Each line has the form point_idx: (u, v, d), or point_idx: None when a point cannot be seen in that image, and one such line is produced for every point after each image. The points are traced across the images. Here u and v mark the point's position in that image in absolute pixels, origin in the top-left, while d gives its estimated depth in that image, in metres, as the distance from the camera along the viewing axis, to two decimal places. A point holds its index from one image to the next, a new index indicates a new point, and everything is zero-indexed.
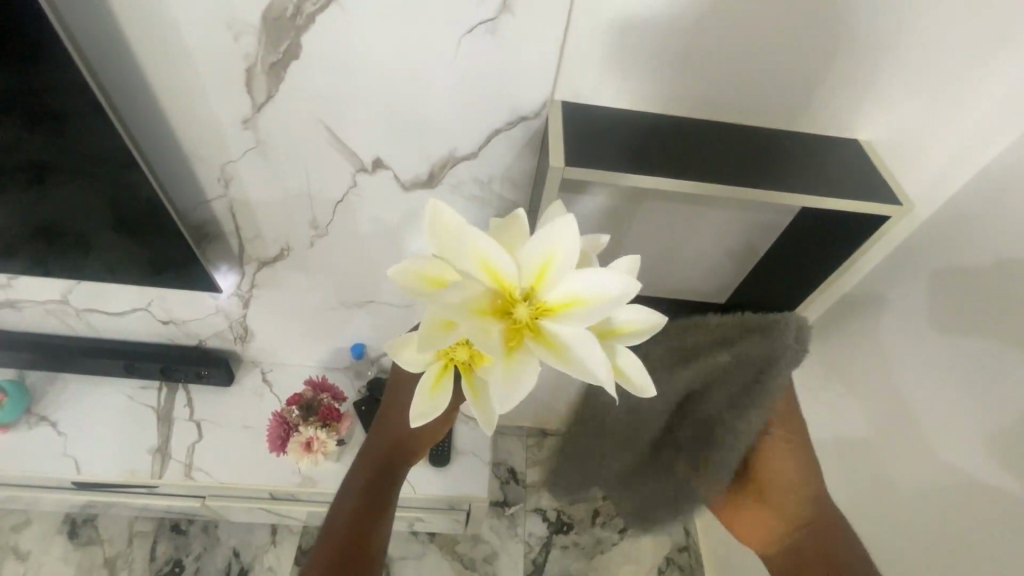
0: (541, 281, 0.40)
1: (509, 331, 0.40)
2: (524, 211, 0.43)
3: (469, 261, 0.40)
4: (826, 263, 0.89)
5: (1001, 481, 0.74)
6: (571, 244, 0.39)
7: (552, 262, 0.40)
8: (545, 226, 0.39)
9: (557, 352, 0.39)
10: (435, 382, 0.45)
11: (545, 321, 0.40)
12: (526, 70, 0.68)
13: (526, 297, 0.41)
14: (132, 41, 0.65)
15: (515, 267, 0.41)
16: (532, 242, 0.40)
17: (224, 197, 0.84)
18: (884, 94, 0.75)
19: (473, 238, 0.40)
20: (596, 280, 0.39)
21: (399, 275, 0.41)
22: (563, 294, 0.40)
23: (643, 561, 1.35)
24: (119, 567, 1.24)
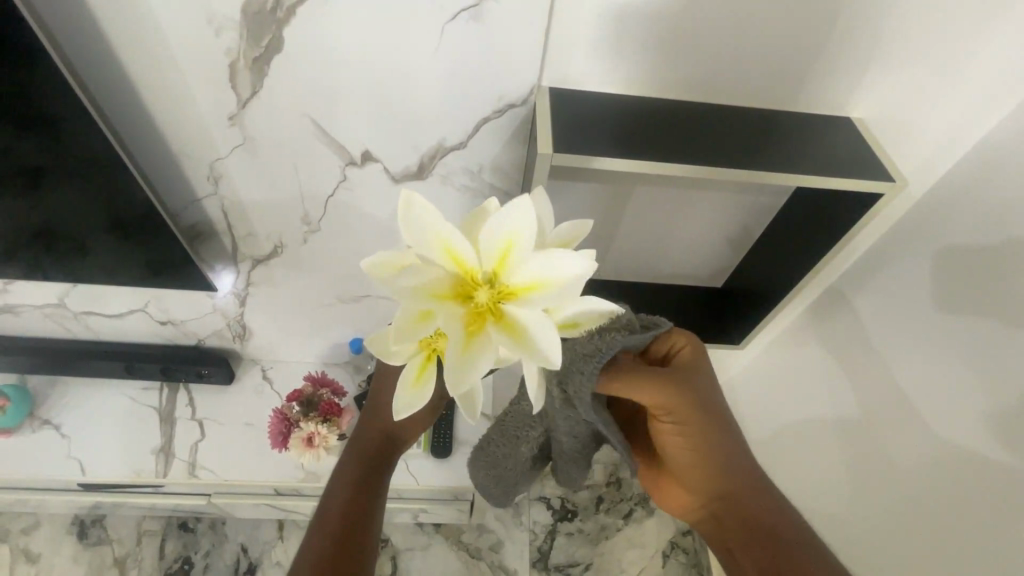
0: (503, 265, 0.40)
1: (471, 315, 0.40)
2: (493, 200, 0.43)
3: (431, 246, 0.40)
4: (820, 243, 0.88)
5: (999, 458, 0.74)
6: (530, 225, 0.38)
7: (512, 244, 0.39)
8: (505, 208, 0.38)
9: (515, 336, 0.39)
10: (417, 374, 0.45)
11: (505, 305, 0.40)
12: (511, 56, 0.67)
13: (489, 282, 0.40)
14: (113, 41, 0.64)
15: (477, 250, 0.40)
16: (490, 226, 0.39)
17: (215, 195, 0.83)
18: (876, 69, 0.74)
19: (434, 222, 0.40)
20: (554, 263, 0.39)
21: (371, 266, 0.41)
22: (525, 277, 0.40)
23: (646, 545, 1.36)
24: (128, 566, 1.26)
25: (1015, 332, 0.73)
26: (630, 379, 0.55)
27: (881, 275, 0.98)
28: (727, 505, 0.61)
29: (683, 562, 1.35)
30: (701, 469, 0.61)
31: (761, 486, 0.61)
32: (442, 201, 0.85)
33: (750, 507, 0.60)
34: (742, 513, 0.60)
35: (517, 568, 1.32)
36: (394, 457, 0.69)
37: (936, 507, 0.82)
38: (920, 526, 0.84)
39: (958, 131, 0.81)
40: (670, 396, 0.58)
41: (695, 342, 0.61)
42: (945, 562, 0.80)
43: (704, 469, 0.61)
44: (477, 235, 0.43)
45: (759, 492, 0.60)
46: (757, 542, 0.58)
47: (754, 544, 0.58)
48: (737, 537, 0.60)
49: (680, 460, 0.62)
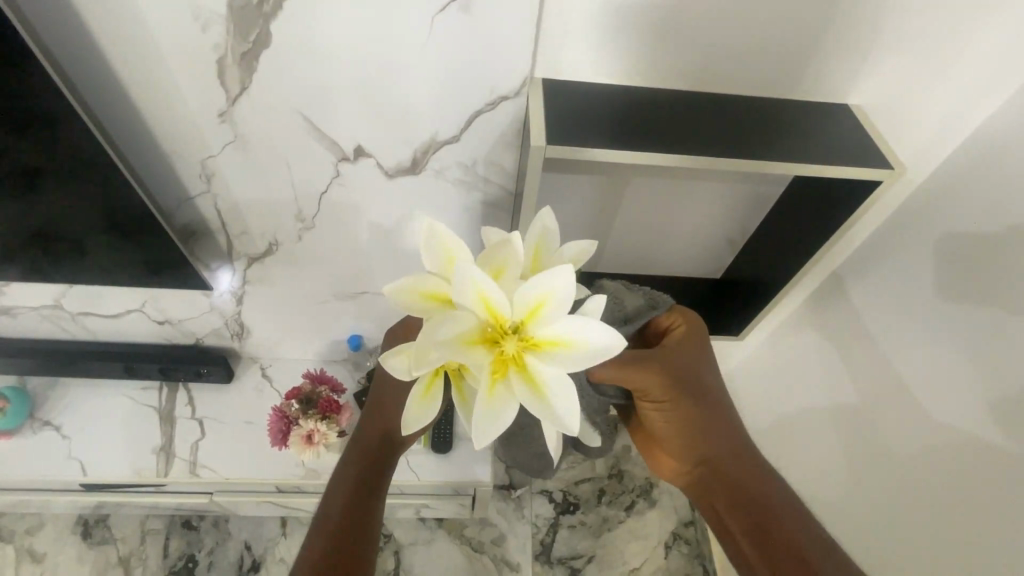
0: (532, 318, 0.41)
1: (496, 363, 0.41)
2: (520, 234, 0.42)
3: (465, 293, 0.40)
4: (817, 231, 0.88)
5: (999, 446, 0.73)
6: (569, 294, 0.39)
7: (546, 304, 0.40)
8: (546, 273, 0.39)
9: (537, 390, 0.41)
10: (425, 392, 0.45)
11: (529, 356, 0.41)
12: (501, 49, 0.66)
13: (516, 330, 0.41)
14: (100, 40, 0.64)
15: (510, 302, 0.40)
16: (528, 284, 0.39)
17: (208, 193, 0.83)
18: (872, 55, 0.73)
19: (471, 272, 0.39)
20: (585, 330, 0.40)
21: (397, 291, 0.42)
22: (552, 335, 0.41)
23: (649, 537, 1.36)
24: (132, 565, 1.26)
25: (1016, 319, 0.73)
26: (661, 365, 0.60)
27: (881, 263, 0.97)
28: (712, 471, 0.63)
29: (685, 553, 1.36)
30: (689, 444, 0.64)
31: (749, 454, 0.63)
32: (437, 196, 0.85)
33: (735, 473, 0.62)
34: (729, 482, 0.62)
35: (520, 561, 1.32)
36: (394, 458, 0.69)
37: (936, 497, 0.82)
38: (919, 514, 0.85)
39: (958, 116, 0.80)
40: (662, 378, 0.61)
41: (686, 325, 0.66)
42: (945, 550, 0.80)
43: (687, 441, 0.64)
44: (502, 272, 0.42)
45: (746, 459, 0.63)
46: (745, 509, 0.61)
47: (742, 506, 0.61)
48: (726, 501, 0.62)
49: (666, 438, 0.65)
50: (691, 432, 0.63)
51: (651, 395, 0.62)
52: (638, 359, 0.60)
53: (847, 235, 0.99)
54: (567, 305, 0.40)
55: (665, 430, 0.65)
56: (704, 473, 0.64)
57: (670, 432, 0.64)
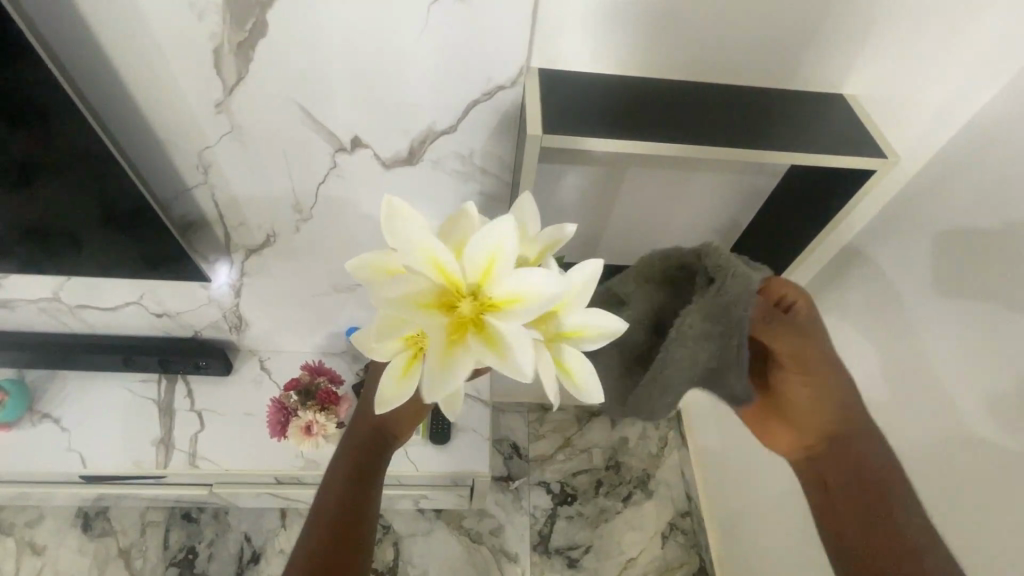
0: (486, 278, 0.41)
1: (451, 324, 0.41)
2: (473, 204, 0.44)
3: (417, 258, 0.42)
4: (813, 221, 0.88)
5: (992, 431, 0.74)
6: (512, 243, 0.40)
7: (495, 259, 0.41)
8: (487, 226, 0.40)
9: (494, 348, 0.40)
10: (402, 373, 0.46)
11: (486, 315, 0.41)
12: (498, 39, 0.66)
13: (472, 293, 0.42)
14: (96, 29, 0.63)
15: (462, 264, 0.42)
16: (473, 240, 0.40)
17: (205, 184, 0.83)
18: (868, 44, 0.74)
19: (420, 237, 0.42)
20: (533, 278, 0.40)
21: (357, 267, 0.43)
22: (507, 291, 0.41)
23: (646, 527, 1.38)
24: (133, 556, 1.27)
25: (1009, 307, 0.74)
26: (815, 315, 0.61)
27: (877, 253, 0.98)
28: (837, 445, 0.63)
29: (683, 542, 1.37)
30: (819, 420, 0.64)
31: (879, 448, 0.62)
32: (435, 187, 0.85)
33: (859, 453, 0.62)
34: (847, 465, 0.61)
35: (518, 552, 1.33)
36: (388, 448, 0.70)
37: (931, 484, 0.83)
38: (913, 500, 0.86)
39: (953, 106, 0.80)
40: (812, 347, 0.61)
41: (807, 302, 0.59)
42: (940, 537, 0.81)
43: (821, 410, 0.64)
44: (460, 242, 0.44)
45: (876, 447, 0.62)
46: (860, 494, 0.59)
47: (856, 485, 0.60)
48: (841, 477, 0.61)
49: (798, 407, 0.65)
50: (825, 409, 0.64)
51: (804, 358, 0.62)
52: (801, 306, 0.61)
53: (844, 224, 0.99)
54: (514, 256, 0.41)
55: (801, 401, 0.64)
56: (827, 446, 0.63)
57: (806, 401, 0.64)
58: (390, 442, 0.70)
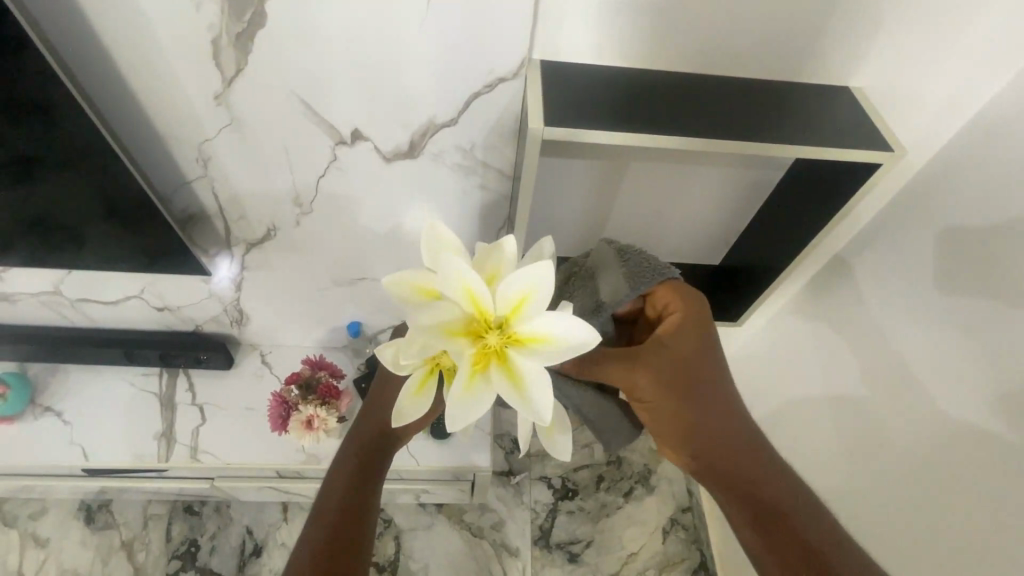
0: (515, 314, 0.45)
1: (478, 355, 0.44)
2: (512, 239, 0.47)
3: (453, 287, 0.44)
4: (817, 215, 0.87)
5: (995, 428, 0.73)
6: (549, 289, 0.43)
7: (528, 299, 0.44)
8: (526, 269, 0.43)
9: (515, 382, 0.44)
10: (418, 387, 0.50)
11: (511, 350, 0.45)
12: (500, 29, 0.65)
13: (500, 326, 0.45)
14: (94, 21, 0.63)
15: (495, 297, 0.44)
16: (510, 280, 0.43)
17: (204, 177, 0.82)
18: (874, 35, 0.73)
19: (459, 268, 0.43)
20: (561, 325, 0.44)
21: (393, 282, 0.46)
22: (533, 330, 0.45)
23: (647, 523, 1.37)
24: (136, 549, 1.28)
25: (1012, 303, 0.73)
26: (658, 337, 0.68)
27: (881, 249, 0.97)
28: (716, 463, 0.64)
29: (683, 538, 1.37)
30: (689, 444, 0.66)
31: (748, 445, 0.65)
32: (435, 180, 0.84)
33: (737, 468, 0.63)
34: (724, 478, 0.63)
35: (518, 546, 1.33)
36: (389, 454, 0.72)
37: (933, 481, 0.82)
38: (916, 498, 0.85)
39: (957, 103, 0.80)
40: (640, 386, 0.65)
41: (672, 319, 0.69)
42: (941, 533, 0.81)
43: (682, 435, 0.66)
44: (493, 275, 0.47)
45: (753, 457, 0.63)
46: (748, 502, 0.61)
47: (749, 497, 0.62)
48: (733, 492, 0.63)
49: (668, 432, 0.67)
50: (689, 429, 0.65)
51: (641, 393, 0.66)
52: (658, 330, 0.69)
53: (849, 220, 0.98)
54: (547, 300, 0.44)
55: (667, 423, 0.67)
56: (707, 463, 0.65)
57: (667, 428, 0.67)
58: (390, 447, 0.72)
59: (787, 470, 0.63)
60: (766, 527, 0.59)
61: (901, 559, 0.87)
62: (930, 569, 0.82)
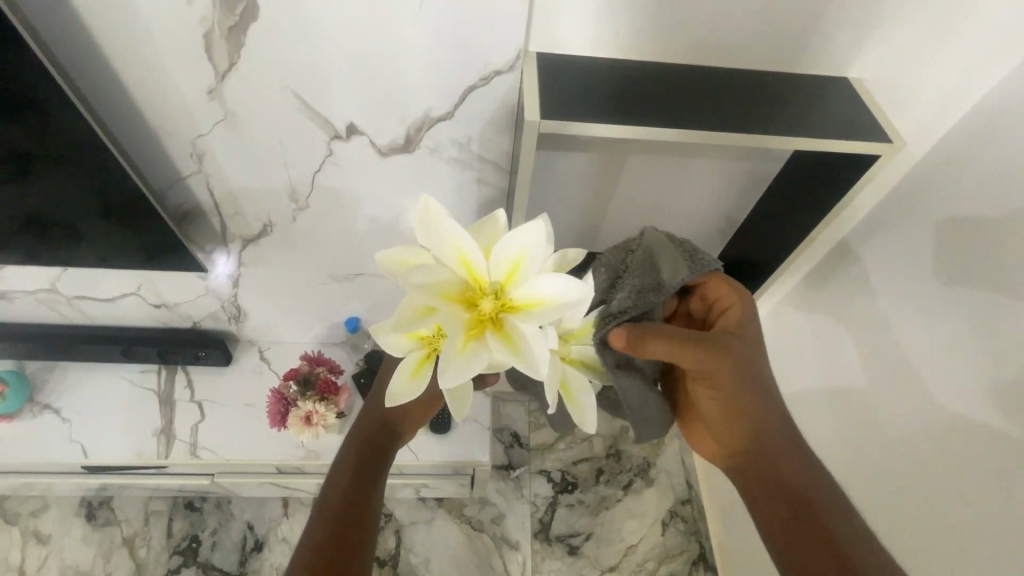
0: (509, 280, 0.46)
1: (473, 318, 0.45)
2: (503, 212, 0.48)
3: (447, 253, 0.46)
4: (817, 208, 0.87)
5: (994, 420, 0.74)
6: (539, 249, 0.44)
7: (521, 262, 0.45)
8: (516, 230, 0.44)
9: (511, 344, 0.44)
10: (414, 367, 0.50)
11: (506, 314, 0.45)
12: (495, 20, 0.64)
13: (494, 291, 0.46)
14: (84, 15, 0.62)
15: (488, 263, 0.46)
16: (502, 243, 0.44)
17: (199, 172, 0.82)
18: (873, 26, 0.72)
19: (451, 233, 0.45)
20: (555, 285, 0.44)
21: (387, 258, 0.47)
22: (528, 294, 0.45)
23: (647, 515, 1.38)
24: (137, 545, 1.28)
25: (1012, 294, 0.73)
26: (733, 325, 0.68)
27: (880, 241, 0.97)
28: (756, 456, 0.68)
29: (683, 530, 1.37)
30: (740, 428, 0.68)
31: (793, 443, 0.68)
32: (433, 174, 0.84)
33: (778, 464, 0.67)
34: (762, 473, 0.67)
35: (519, 539, 1.34)
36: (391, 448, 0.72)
37: (932, 472, 0.83)
38: (915, 489, 0.85)
39: (956, 94, 0.80)
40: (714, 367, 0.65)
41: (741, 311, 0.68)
42: (940, 524, 0.81)
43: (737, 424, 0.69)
44: (488, 246, 0.48)
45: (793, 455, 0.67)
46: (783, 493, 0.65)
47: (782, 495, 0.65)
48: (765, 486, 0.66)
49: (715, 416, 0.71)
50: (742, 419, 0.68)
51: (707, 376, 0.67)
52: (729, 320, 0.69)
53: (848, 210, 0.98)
54: (539, 262, 0.45)
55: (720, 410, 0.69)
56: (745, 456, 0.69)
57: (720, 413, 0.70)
58: (391, 441, 0.71)
59: (822, 470, 0.66)
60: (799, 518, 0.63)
61: (900, 550, 0.88)
62: (929, 558, 0.83)
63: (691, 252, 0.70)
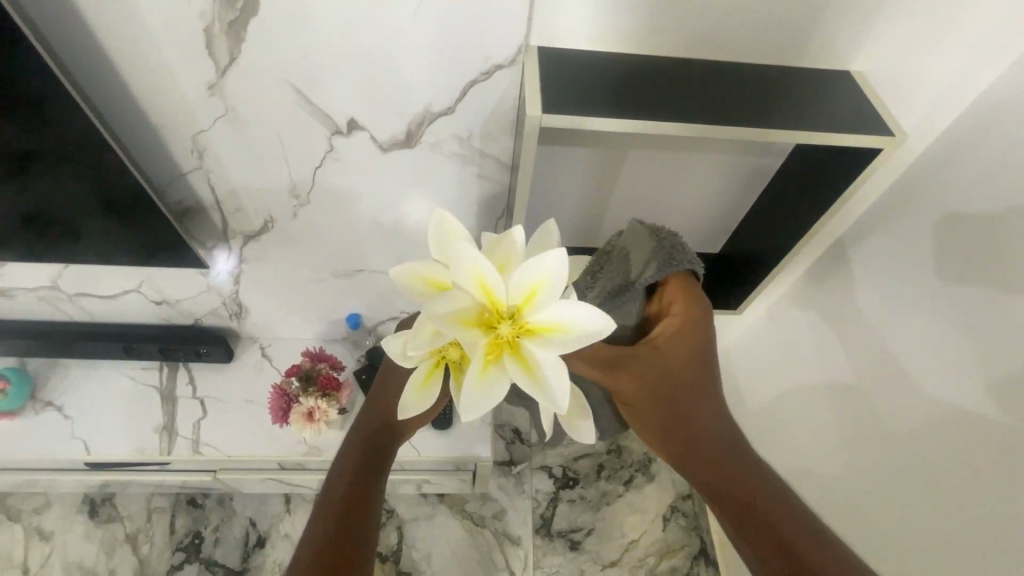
0: (527, 304, 0.45)
1: (491, 345, 0.44)
2: (522, 230, 0.47)
3: (466, 277, 0.44)
4: (818, 202, 0.87)
5: (995, 413, 0.74)
6: (561, 278, 0.43)
7: (541, 289, 0.44)
8: (540, 259, 0.43)
9: (529, 372, 0.44)
10: (425, 379, 0.50)
11: (524, 340, 0.45)
12: (496, 13, 0.64)
13: (512, 316, 0.45)
14: (84, 11, 0.62)
15: (507, 287, 0.44)
16: (524, 270, 0.43)
17: (200, 169, 0.82)
18: (876, 18, 0.72)
19: (471, 258, 0.43)
20: (576, 314, 0.44)
21: (403, 274, 0.46)
22: (546, 319, 0.45)
23: (647, 511, 1.38)
24: (140, 541, 1.29)
25: (1012, 287, 0.73)
26: (658, 343, 0.65)
27: (881, 235, 0.96)
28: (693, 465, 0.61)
29: (683, 525, 1.38)
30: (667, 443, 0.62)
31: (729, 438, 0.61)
32: (433, 170, 0.84)
33: (717, 467, 0.59)
34: (703, 480, 0.60)
35: (520, 535, 1.35)
36: (392, 449, 0.72)
37: (932, 466, 0.83)
38: (916, 483, 0.86)
39: (957, 87, 0.80)
40: (629, 386, 0.62)
41: (668, 327, 0.66)
42: (941, 517, 0.81)
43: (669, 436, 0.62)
44: (505, 267, 0.47)
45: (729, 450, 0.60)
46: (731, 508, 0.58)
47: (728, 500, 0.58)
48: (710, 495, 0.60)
49: (646, 435, 0.65)
50: (673, 429, 0.62)
51: (629, 397, 0.63)
52: (663, 334, 0.66)
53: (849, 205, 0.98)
54: (559, 290, 0.44)
55: (649, 429, 0.64)
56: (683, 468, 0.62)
57: (651, 433, 0.64)
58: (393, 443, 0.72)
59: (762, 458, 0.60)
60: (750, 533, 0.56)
61: (901, 542, 0.88)
62: (929, 551, 0.83)
63: (664, 251, 0.69)
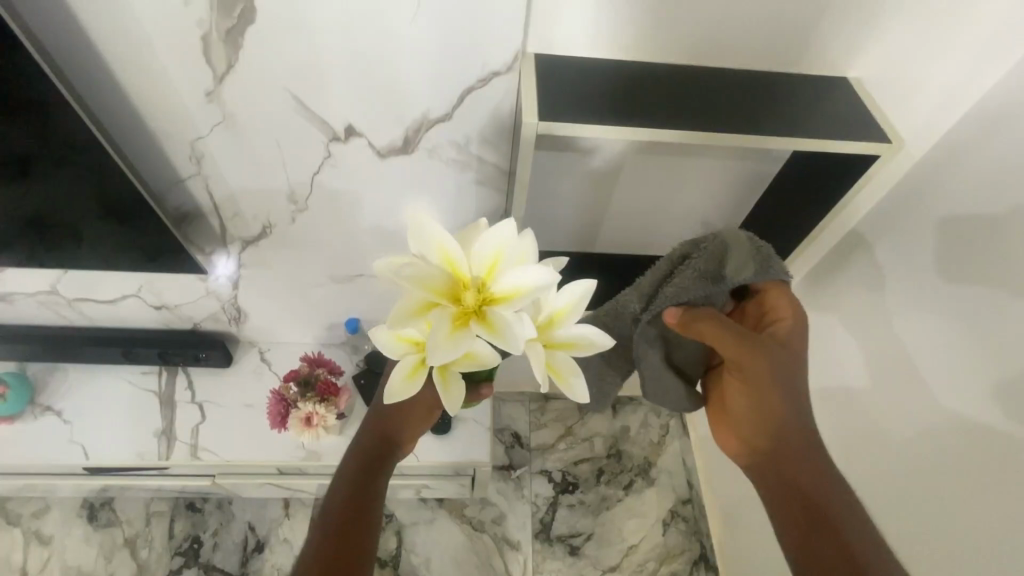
0: (491, 274, 0.46)
1: (458, 313, 0.45)
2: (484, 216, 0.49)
3: (433, 254, 0.46)
4: (817, 207, 0.87)
5: (995, 419, 0.73)
6: (516, 243, 0.46)
7: (501, 257, 0.46)
8: (495, 227, 0.45)
9: (496, 332, 0.44)
10: (409, 370, 0.51)
11: (490, 307, 0.46)
12: (493, 21, 0.64)
13: (477, 286, 0.46)
14: (82, 18, 0.62)
15: (470, 260, 0.46)
16: (482, 241, 0.46)
17: (198, 174, 0.82)
18: (872, 25, 0.72)
19: (435, 234, 0.46)
20: (534, 273, 0.45)
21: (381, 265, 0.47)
22: (508, 286, 0.46)
23: (647, 516, 1.38)
24: (138, 546, 1.28)
25: (1012, 293, 0.73)
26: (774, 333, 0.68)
27: (881, 240, 0.96)
28: (777, 456, 0.65)
29: (683, 530, 1.37)
30: (763, 425, 0.66)
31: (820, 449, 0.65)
32: (431, 176, 0.84)
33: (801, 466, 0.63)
34: (782, 472, 0.64)
35: (520, 539, 1.34)
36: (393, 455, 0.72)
37: (933, 471, 0.82)
38: (917, 488, 0.85)
39: (955, 93, 0.80)
40: (753, 362, 0.66)
41: (790, 325, 0.69)
42: (941, 523, 0.81)
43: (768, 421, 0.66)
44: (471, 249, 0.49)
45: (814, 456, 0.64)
46: (798, 496, 0.62)
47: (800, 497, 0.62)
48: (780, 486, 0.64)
49: (740, 412, 0.70)
50: (774, 418, 0.66)
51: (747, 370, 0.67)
52: (775, 328, 0.69)
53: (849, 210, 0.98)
54: (517, 254, 0.46)
55: (744, 408, 0.69)
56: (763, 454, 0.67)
57: (746, 411, 0.68)
58: (393, 448, 0.71)
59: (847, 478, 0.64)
60: (811, 523, 0.60)
61: (901, 549, 0.87)
62: (930, 557, 0.82)
63: (761, 256, 0.71)
